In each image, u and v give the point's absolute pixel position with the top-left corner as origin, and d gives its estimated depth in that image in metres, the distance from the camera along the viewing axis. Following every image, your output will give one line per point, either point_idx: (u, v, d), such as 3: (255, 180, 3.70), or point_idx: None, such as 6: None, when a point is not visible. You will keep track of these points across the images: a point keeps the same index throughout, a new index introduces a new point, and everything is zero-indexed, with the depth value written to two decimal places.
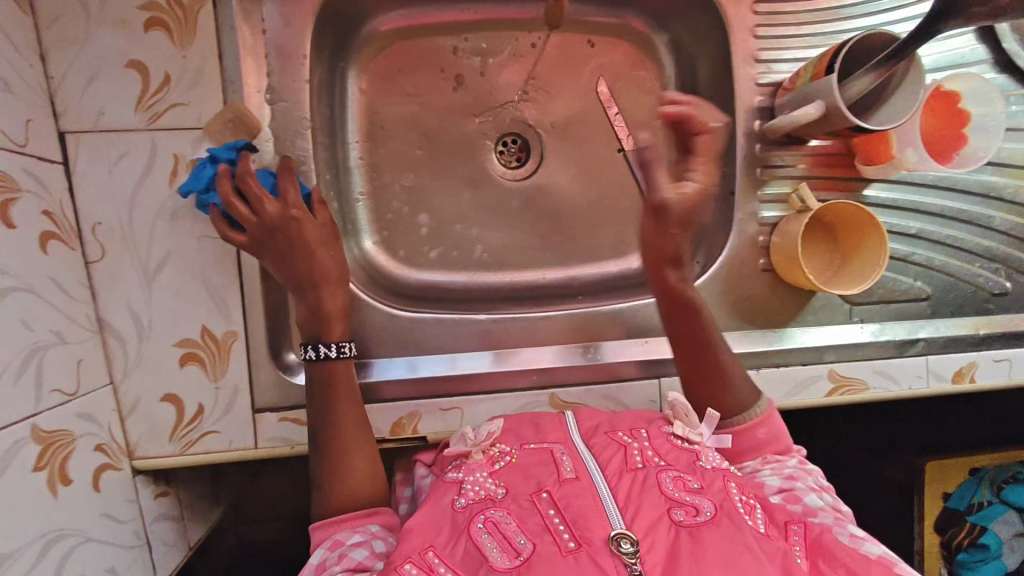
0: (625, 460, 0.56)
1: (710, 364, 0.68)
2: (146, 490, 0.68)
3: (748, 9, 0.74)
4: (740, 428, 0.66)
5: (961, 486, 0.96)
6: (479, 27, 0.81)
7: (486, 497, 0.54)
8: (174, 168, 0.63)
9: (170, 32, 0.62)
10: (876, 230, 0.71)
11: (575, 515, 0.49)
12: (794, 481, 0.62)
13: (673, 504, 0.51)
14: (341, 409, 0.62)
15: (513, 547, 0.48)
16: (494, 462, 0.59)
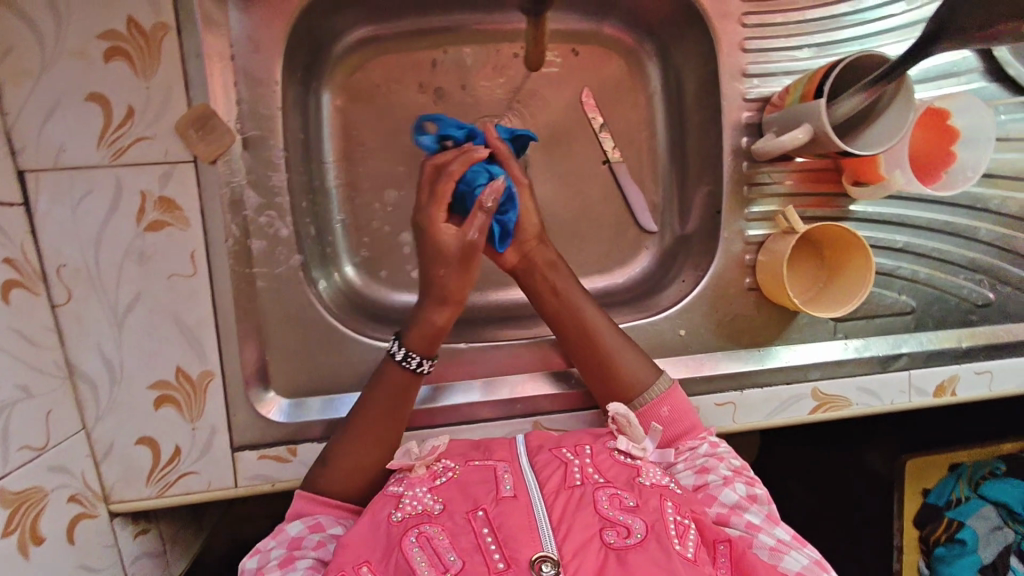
0: (565, 478, 0.54)
1: (605, 361, 0.69)
2: (124, 532, 0.66)
3: (736, 22, 0.71)
4: (641, 409, 0.67)
5: (940, 483, 0.95)
6: (460, 40, 0.79)
7: (422, 513, 0.53)
8: (141, 206, 0.61)
9: (132, 61, 0.59)
10: (864, 259, 0.69)
11: (506, 535, 0.48)
12: (707, 475, 0.61)
13: (606, 524, 0.50)
14: (375, 398, 0.63)
15: (442, 563, 0.47)
16: (435, 477, 0.57)
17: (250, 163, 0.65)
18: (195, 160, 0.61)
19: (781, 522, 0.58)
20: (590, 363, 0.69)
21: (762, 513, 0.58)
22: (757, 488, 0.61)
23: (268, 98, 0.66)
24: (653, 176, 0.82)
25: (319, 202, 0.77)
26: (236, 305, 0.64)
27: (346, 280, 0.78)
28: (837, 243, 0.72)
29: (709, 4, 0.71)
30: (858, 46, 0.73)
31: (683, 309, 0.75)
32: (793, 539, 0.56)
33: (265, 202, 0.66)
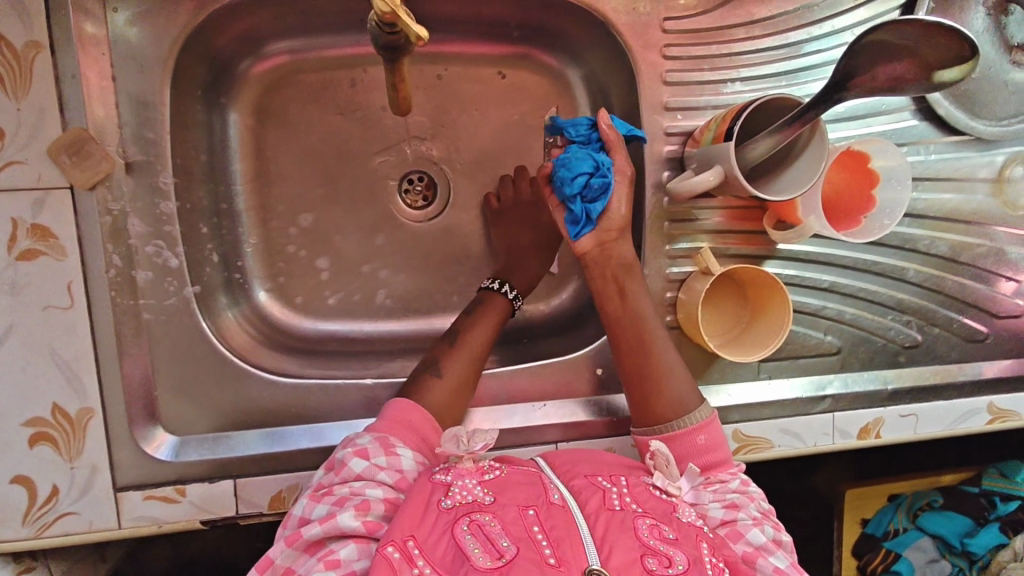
0: (603, 500, 0.52)
1: (650, 370, 0.65)
2: (0, 571, 0.64)
3: (658, 53, 0.69)
4: (673, 432, 0.63)
5: (881, 512, 0.98)
6: (379, 60, 0.75)
7: (472, 503, 0.50)
8: (12, 234, 0.57)
9: (1, 80, 0.55)
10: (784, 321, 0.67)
11: (557, 538, 0.47)
12: (736, 512, 0.59)
13: (647, 551, 0.47)
14: (480, 324, 0.70)
15: (495, 550, 0.45)
16: (483, 472, 0.55)
17: (134, 189, 0.61)
18: (70, 187, 0.58)
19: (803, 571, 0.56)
20: (638, 375, 0.66)
21: (787, 559, 0.56)
22: (782, 535, 0.59)
23: (156, 121, 0.61)
24: None
25: (227, 224, 0.73)
26: (119, 339, 0.61)
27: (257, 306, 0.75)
28: (757, 285, 0.70)
29: (629, 35, 0.69)
30: (785, 83, 0.71)
31: (602, 346, 0.73)
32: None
33: (152, 231, 0.62)
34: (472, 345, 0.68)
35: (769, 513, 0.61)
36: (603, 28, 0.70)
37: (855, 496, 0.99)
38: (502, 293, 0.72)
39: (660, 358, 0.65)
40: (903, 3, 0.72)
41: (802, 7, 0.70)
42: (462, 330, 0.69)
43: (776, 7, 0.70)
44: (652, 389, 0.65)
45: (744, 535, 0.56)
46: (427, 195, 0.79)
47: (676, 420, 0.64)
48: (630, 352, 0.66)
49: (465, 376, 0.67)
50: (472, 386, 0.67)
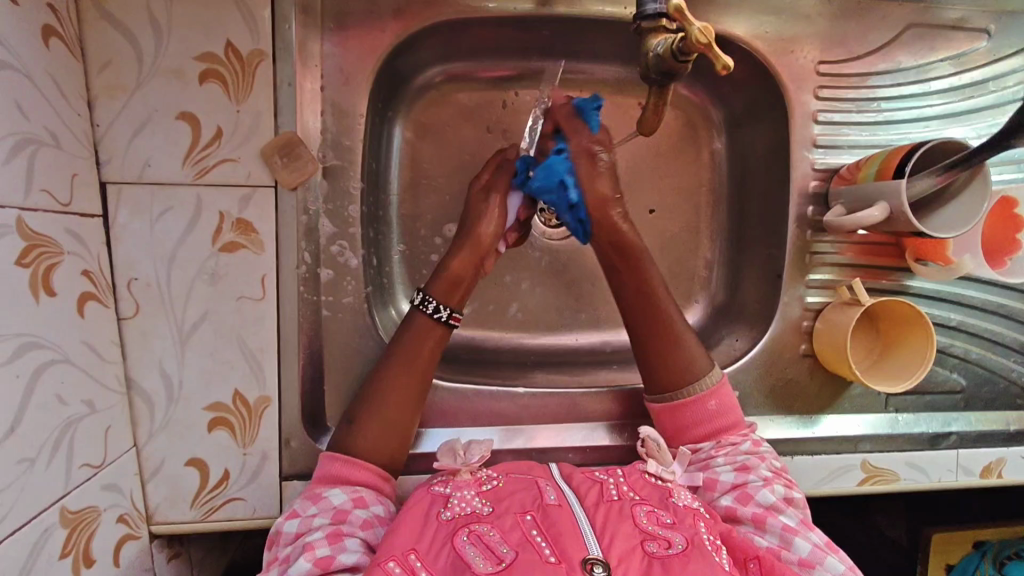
0: (602, 493, 0.56)
1: (666, 326, 0.68)
2: (161, 555, 0.65)
3: (811, 93, 0.73)
4: (686, 400, 0.67)
5: (965, 559, 0.92)
6: (532, 84, 0.78)
7: (471, 514, 0.54)
8: (218, 226, 0.60)
9: (226, 84, 0.59)
10: (906, 372, 0.70)
11: (556, 534, 0.50)
12: (747, 474, 0.62)
13: (646, 536, 0.51)
14: (397, 359, 0.64)
15: (495, 556, 0.49)
16: (481, 483, 0.58)
17: (326, 190, 0.66)
18: (275, 185, 0.62)
19: (815, 526, 0.59)
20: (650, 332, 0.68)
21: (797, 516, 0.59)
22: (794, 491, 0.62)
23: (353, 130, 0.67)
24: (711, 230, 0.82)
25: (382, 232, 0.76)
26: (300, 331, 0.64)
27: (402, 315, 0.77)
28: (900, 325, 0.73)
29: (784, 75, 0.73)
30: (923, 128, 0.75)
31: (738, 370, 0.75)
32: (827, 545, 0.57)
33: (339, 231, 0.67)
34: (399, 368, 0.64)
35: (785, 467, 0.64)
36: (757, 67, 0.74)
37: (942, 542, 0.91)
38: (422, 308, 0.66)
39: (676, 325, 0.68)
40: None
41: (941, 58, 0.74)
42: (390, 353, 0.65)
43: (916, 55, 0.74)
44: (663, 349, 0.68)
45: (754, 496, 0.60)
46: None
47: (692, 384, 0.67)
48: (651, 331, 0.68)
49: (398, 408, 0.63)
50: (410, 412, 0.63)
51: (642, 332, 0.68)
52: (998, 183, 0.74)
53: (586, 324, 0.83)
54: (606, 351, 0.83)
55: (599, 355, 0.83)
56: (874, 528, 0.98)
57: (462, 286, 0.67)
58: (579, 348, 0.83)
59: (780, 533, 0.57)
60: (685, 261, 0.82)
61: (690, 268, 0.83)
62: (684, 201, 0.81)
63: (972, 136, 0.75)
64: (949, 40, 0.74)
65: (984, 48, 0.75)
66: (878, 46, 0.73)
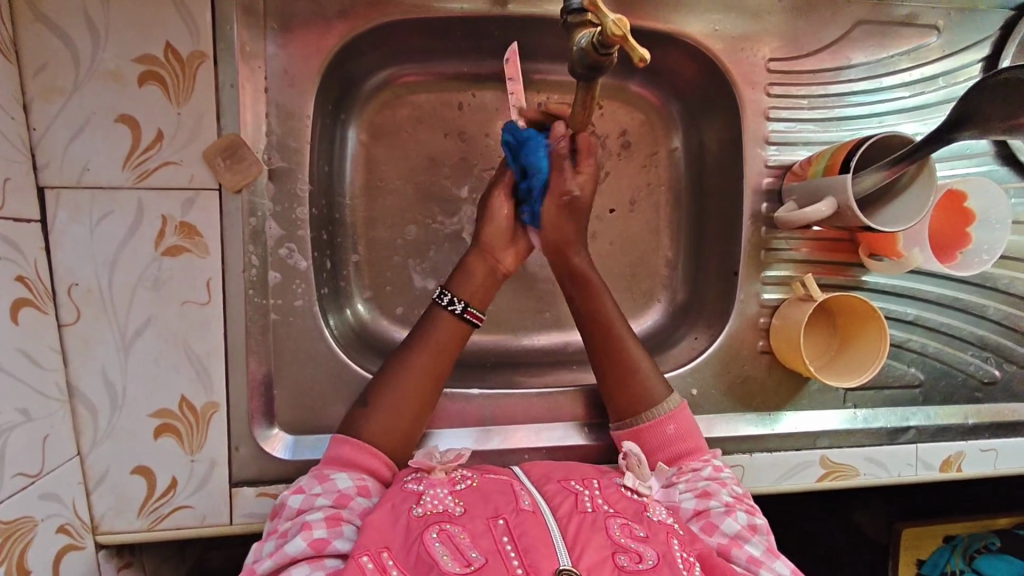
0: (576, 504, 0.55)
1: (629, 376, 0.68)
2: (109, 565, 0.64)
3: (762, 92, 0.73)
4: (646, 425, 0.67)
5: (936, 552, 0.89)
6: (487, 84, 0.78)
7: (443, 512, 0.53)
8: (161, 230, 0.60)
9: (166, 88, 0.59)
10: (855, 375, 0.71)
11: (527, 544, 0.49)
12: (708, 500, 0.60)
13: (618, 548, 0.50)
14: (426, 350, 0.65)
15: (464, 558, 0.48)
16: (454, 482, 0.58)
17: (274, 193, 0.65)
18: (219, 188, 0.61)
19: (781, 554, 0.57)
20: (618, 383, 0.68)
21: (763, 545, 0.57)
22: (757, 517, 0.60)
23: (299, 131, 0.66)
24: (671, 228, 0.82)
25: (337, 233, 0.75)
26: (249, 335, 0.64)
27: (357, 317, 0.76)
28: (852, 330, 0.73)
29: (735, 72, 0.73)
30: (877, 123, 0.75)
31: (695, 368, 0.75)
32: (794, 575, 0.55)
33: (286, 233, 0.66)
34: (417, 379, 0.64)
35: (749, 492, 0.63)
36: (710, 65, 0.74)
37: (911, 536, 0.89)
38: (450, 311, 0.67)
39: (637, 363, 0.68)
40: (985, 55, 0.76)
41: (892, 54, 0.75)
42: (404, 362, 0.65)
43: (867, 52, 0.75)
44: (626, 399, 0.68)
45: (717, 526, 0.58)
46: None
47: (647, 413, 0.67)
48: (619, 386, 0.68)
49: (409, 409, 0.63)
50: (422, 415, 0.64)
51: (614, 381, 0.68)
52: (947, 176, 0.75)
53: (547, 325, 0.83)
54: (569, 351, 0.83)
55: (561, 355, 0.83)
56: (850, 526, 0.97)
57: (482, 288, 0.69)
58: (541, 348, 0.83)
59: (745, 567, 0.55)
60: (645, 260, 0.82)
61: (651, 266, 0.83)
62: (642, 200, 0.82)
63: (923, 130, 0.76)
64: (900, 36, 0.75)
65: (934, 43, 0.75)
66: (829, 42, 0.74)
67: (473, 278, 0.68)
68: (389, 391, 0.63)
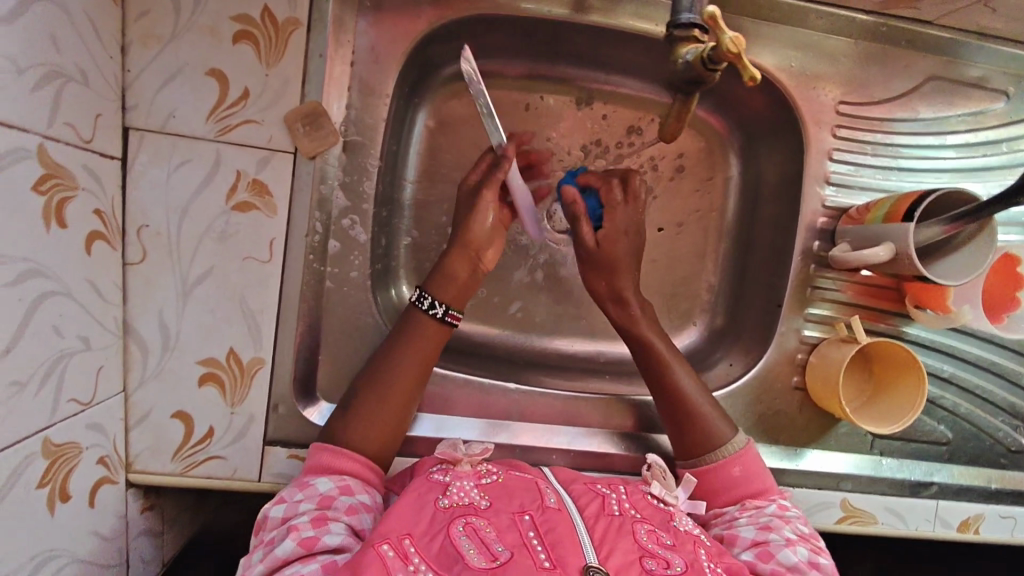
0: (603, 506, 0.56)
1: (691, 416, 0.68)
2: (135, 504, 0.64)
3: (829, 132, 0.74)
4: (709, 466, 0.67)
5: None
6: (556, 89, 0.79)
7: (469, 505, 0.54)
8: (234, 184, 0.62)
9: (258, 48, 0.61)
10: (891, 420, 0.71)
11: (554, 539, 0.50)
12: (769, 532, 0.60)
13: (645, 554, 0.51)
14: (406, 350, 0.65)
15: (490, 552, 0.48)
16: (480, 476, 0.59)
17: (345, 165, 0.67)
18: (295, 152, 0.63)
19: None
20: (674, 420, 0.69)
21: None
22: (822, 557, 0.58)
23: (376, 107, 0.68)
24: (716, 255, 0.84)
25: (393, 214, 0.77)
26: (302, 299, 0.65)
27: (402, 298, 0.77)
28: (886, 371, 0.74)
29: (805, 109, 0.74)
30: (935, 179, 0.76)
31: (729, 394, 0.75)
32: None
33: (351, 206, 0.68)
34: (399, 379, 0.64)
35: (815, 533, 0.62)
36: (780, 99, 0.75)
37: None
38: (418, 306, 0.66)
39: (692, 401, 0.68)
40: None
41: (958, 114, 0.76)
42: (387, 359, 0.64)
43: (935, 108, 0.75)
44: (692, 441, 0.68)
45: (775, 555, 0.57)
46: None
47: (710, 453, 0.67)
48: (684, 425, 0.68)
49: (395, 413, 0.63)
50: (406, 409, 0.64)
51: (675, 425, 0.69)
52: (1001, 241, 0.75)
53: (583, 333, 0.84)
54: (601, 360, 0.84)
55: (592, 363, 0.84)
56: None
57: (458, 284, 0.66)
58: (573, 354, 0.84)
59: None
60: (688, 282, 0.83)
61: (692, 288, 0.83)
62: (694, 222, 0.83)
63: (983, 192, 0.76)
64: (969, 96, 0.76)
65: (1000, 109, 0.76)
66: (900, 93, 0.75)
67: (455, 277, 0.66)
68: (370, 387, 0.64)
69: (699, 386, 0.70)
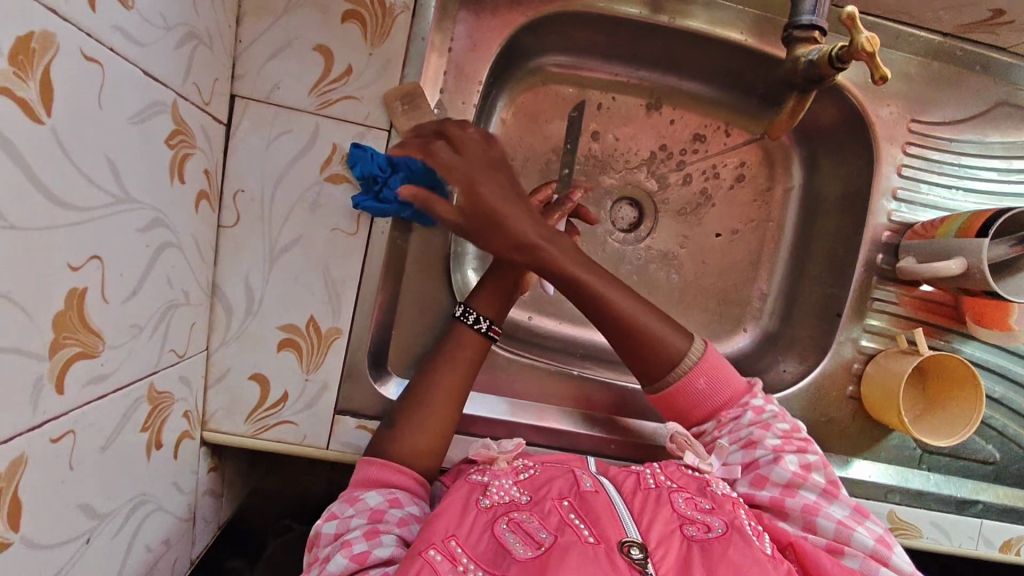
0: (638, 482, 0.58)
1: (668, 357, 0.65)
2: (204, 463, 0.65)
3: (901, 148, 0.76)
4: (675, 385, 0.65)
5: None
6: (628, 90, 0.82)
7: (510, 502, 0.55)
8: (329, 156, 0.64)
9: (364, 28, 0.63)
10: (954, 429, 0.71)
11: (593, 517, 0.52)
12: (755, 450, 0.63)
13: (685, 521, 0.53)
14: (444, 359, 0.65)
15: (535, 540, 0.50)
16: (518, 472, 0.60)
17: None
18: (390, 129, 0.64)
19: (839, 494, 0.59)
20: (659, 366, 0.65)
21: (818, 488, 0.59)
22: (809, 454, 0.63)
23: (468, 93, 0.69)
24: (771, 263, 0.85)
25: None
26: (382, 273, 0.66)
27: (468, 284, 0.79)
28: (944, 380, 0.73)
29: (880, 123, 0.75)
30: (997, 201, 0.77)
31: (786, 398, 0.76)
32: (854, 514, 0.57)
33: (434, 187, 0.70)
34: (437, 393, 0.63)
35: (796, 427, 0.65)
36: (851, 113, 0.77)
37: None
38: (464, 321, 0.67)
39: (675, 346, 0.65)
40: None
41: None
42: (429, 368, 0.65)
43: (1003, 132, 0.77)
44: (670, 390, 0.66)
45: (768, 476, 0.61)
46: (634, 219, 0.83)
47: (672, 372, 0.65)
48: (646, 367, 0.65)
49: (437, 415, 0.63)
50: (447, 413, 0.64)
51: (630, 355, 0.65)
52: None
53: None
54: None
55: None
56: None
57: (501, 297, 0.69)
58: None
59: (802, 514, 0.58)
60: (742, 288, 0.85)
61: (747, 294, 0.85)
62: (751, 230, 0.85)
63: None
64: None
65: None
66: (971, 115, 0.77)
67: (499, 294, 0.69)
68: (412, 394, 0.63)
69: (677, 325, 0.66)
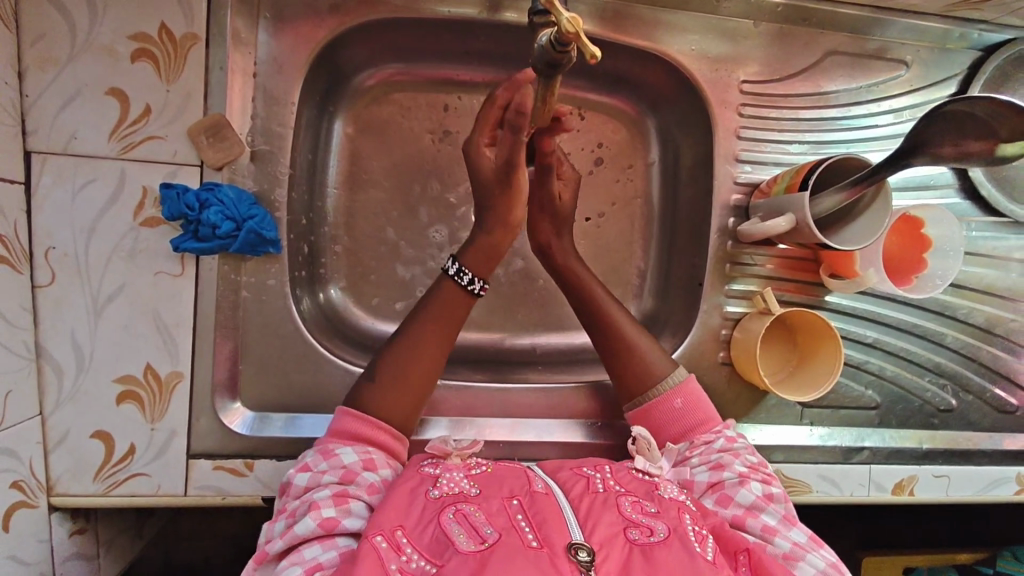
0: (588, 485, 0.53)
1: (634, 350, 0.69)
2: (61, 528, 0.64)
3: (734, 111, 0.76)
4: (654, 400, 0.66)
5: None
6: (474, 86, 0.80)
7: (459, 493, 0.51)
8: (141, 200, 0.62)
9: (157, 64, 0.61)
10: (812, 388, 0.73)
11: (540, 519, 0.47)
12: (722, 471, 0.59)
13: (629, 524, 0.48)
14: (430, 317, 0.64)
15: (479, 535, 0.45)
16: (470, 467, 0.56)
17: (256, 174, 0.67)
18: (201, 164, 0.64)
19: (797, 521, 0.55)
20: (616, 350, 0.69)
21: (779, 512, 0.56)
22: (773, 486, 0.59)
23: (283, 116, 0.68)
24: (644, 239, 0.85)
25: (316, 221, 0.77)
26: (219, 308, 0.65)
27: (330, 303, 0.78)
28: (814, 332, 0.75)
29: (709, 90, 0.76)
30: (844, 149, 0.78)
31: None
32: (811, 539, 0.54)
33: None
34: (424, 345, 0.63)
35: (763, 460, 0.62)
36: (685, 81, 0.77)
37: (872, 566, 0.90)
38: (449, 275, 0.65)
39: (633, 339, 0.69)
40: (953, 92, 0.79)
41: (861, 86, 0.78)
42: (415, 319, 0.64)
43: (838, 81, 0.78)
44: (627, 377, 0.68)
45: (733, 497, 0.57)
46: None
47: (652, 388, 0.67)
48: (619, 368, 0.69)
49: (419, 377, 0.62)
50: (427, 378, 0.63)
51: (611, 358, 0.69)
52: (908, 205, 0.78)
53: (518, 328, 0.84)
54: (536, 352, 0.84)
55: (528, 356, 0.84)
56: None
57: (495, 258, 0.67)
58: (510, 347, 0.84)
59: (761, 535, 0.54)
60: (616, 269, 0.84)
61: (622, 274, 0.85)
62: (617, 212, 0.84)
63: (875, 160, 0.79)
64: (871, 68, 0.78)
65: (903, 77, 0.78)
66: (800, 70, 0.77)
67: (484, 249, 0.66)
68: (394, 355, 0.62)
69: (636, 325, 0.70)
